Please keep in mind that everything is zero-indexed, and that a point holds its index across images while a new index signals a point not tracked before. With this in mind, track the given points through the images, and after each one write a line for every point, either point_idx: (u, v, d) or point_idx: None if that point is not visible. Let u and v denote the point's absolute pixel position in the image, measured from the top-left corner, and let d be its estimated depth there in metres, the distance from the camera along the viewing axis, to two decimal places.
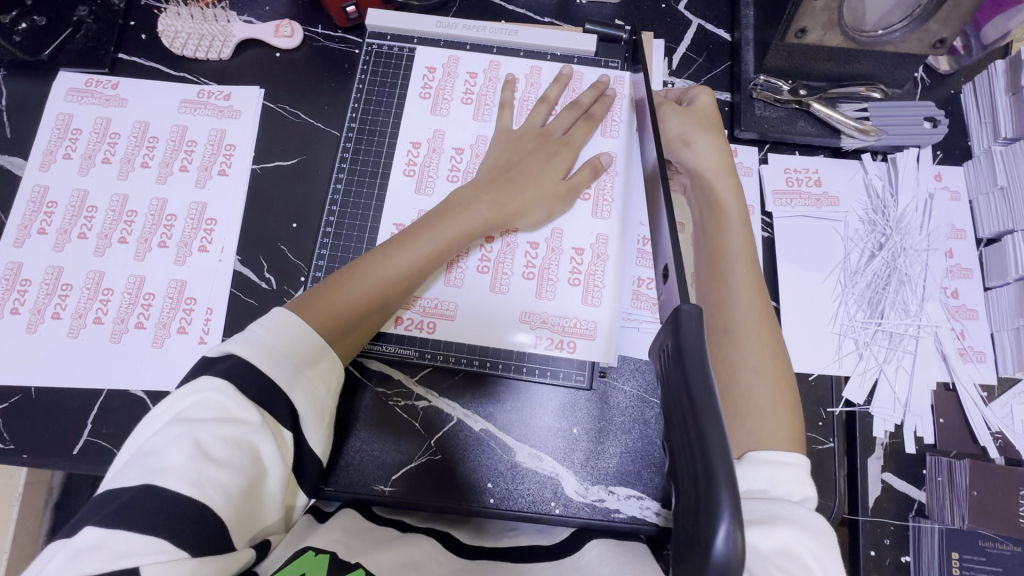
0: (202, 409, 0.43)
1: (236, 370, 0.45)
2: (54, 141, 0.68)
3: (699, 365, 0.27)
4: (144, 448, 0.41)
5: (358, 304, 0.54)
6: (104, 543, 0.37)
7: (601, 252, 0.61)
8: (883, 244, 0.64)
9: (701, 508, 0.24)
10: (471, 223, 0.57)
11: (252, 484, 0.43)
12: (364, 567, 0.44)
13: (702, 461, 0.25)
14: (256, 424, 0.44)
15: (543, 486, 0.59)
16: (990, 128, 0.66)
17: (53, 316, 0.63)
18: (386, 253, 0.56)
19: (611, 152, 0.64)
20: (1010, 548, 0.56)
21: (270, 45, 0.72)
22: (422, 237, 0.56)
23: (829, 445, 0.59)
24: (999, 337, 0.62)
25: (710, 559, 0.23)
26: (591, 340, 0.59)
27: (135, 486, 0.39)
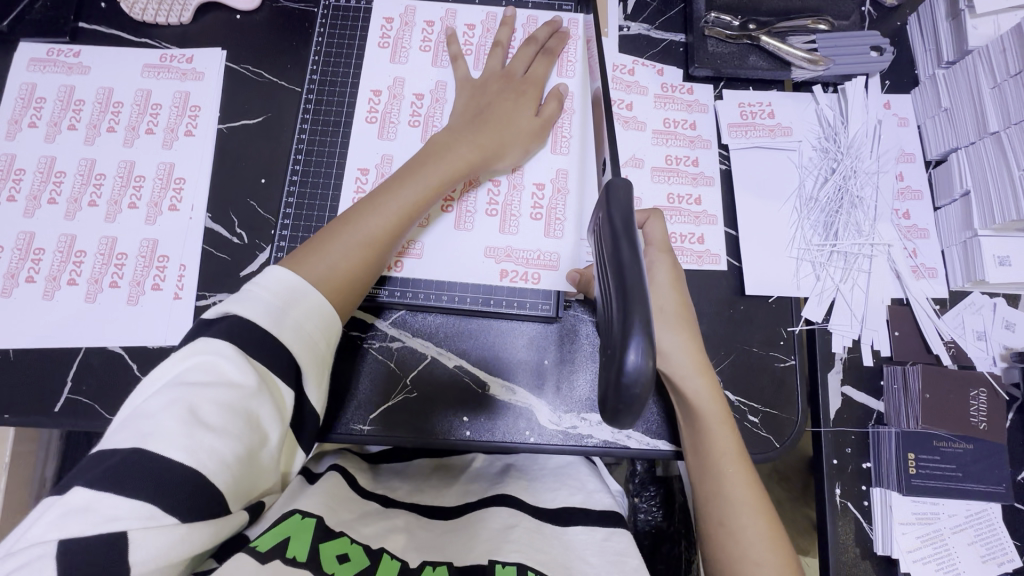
0: (201, 372, 0.43)
1: (232, 330, 0.46)
2: (18, 110, 0.68)
3: (626, 235, 0.33)
4: (140, 411, 0.41)
5: (352, 251, 0.54)
6: (92, 506, 0.37)
7: (561, 186, 0.64)
8: (836, 168, 0.66)
9: (619, 335, 0.30)
10: (454, 163, 0.58)
11: (251, 449, 0.43)
12: (348, 535, 0.50)
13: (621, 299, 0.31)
14: (252, 388, 0.44)
15: (517, 417, 0.60)
16: (934, 54, 0.68)
17: (28, 279, 0.63)
18: (373, 201, 0.56)
19: (569, 91, 0.67)
20: (962, 446, 0.59)
21: (229, 7, 0.72)
22: (409, 183, 0.57)
23: (790, 362, 0.62)
24: (949, 253, 0.65)
25: (625, 373, 0.30)
26: (554, 270, 0.62)
27: (124, 450, 0.39)
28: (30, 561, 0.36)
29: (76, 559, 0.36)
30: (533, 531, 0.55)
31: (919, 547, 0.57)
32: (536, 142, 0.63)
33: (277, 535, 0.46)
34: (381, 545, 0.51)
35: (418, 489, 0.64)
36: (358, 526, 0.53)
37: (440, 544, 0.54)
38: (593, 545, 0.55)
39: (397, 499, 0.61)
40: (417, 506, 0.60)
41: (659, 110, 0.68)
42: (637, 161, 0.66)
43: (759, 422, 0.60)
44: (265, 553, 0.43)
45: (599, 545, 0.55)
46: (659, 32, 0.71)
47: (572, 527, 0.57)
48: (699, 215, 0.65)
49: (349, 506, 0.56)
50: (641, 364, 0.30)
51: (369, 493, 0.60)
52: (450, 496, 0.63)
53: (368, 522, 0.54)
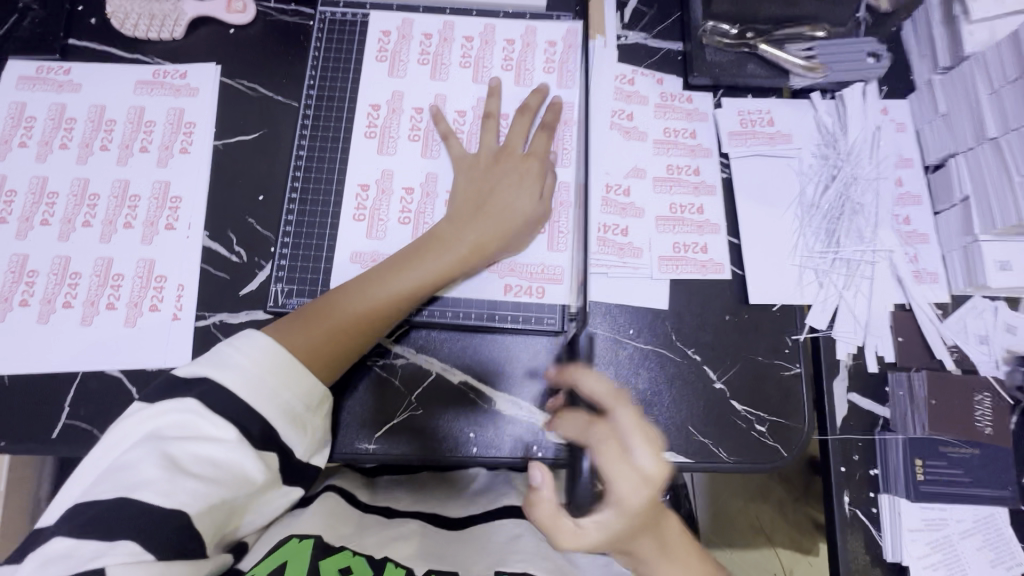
0: (178, 428, 0.45)
1: (211, 393, 0.46)
2: (8, 130, 0.67)
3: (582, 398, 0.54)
4: (119, 462, 0.43)
5: (337, 331, 0.54)
6: (72, 553, 0.39)
7: (563, 198, 0.64)
8: (836, 175, 0.67)
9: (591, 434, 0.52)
10: (448, 262, 0.57)
11: (230, 498, 0.45)
12: (350, 549, 0.51)
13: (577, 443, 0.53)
14: (233, 441, 0.45)
15: (524, 432, 0.60)
16: (929, 59, 0.68)
17: (22, 303, 0.62)
18: (363, 286, 0.56)
19: (569, 102, 0.67)
20: (969, 451, 0.59)
21: (222, 21, 0.71)
22: (401, 277, 0.56)
23: (795, 370, 0.62)
24: (950, 257, 0.65)
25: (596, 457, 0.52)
26: (557, 283, 0.62)
27: (109, 500, 0.41)
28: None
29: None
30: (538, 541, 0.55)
31: (928, 553, 0.58)
32: (536, 227, 0.61)
33: (273, 561, 0.46)
34: (384, 553, 0.52)
35: (419, 500, 0.64)
36: (362, 542, 0.53)
37: (446, 552, 0.54)
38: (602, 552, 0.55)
39: (401, 509, 0.61)
40: (422, 513, 0.61)
41: (659, 119, 0.68)
42: (639, 172, 0.66)
43: (766, 431, 0.60)
44: None
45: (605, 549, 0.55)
46: (657, 41, 0.71)
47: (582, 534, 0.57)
48: (702, 224, 0.65)
49: (349, 523, 0.56)
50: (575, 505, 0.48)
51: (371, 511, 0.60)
52: (454, 506, 0.63)
53: (370, 535, 0.55)
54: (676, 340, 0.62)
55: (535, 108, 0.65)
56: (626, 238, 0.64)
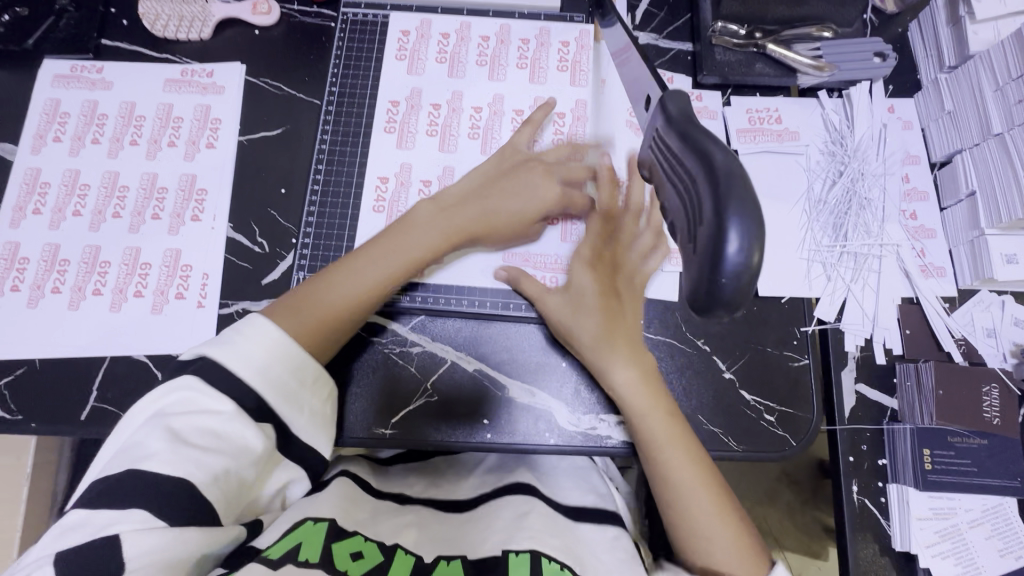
0: (180, 406, 0.46)
1: (208, 371, 0.47)
2: (44, 125, 0.70)
3: (691, 128, 0.32)
4: (127, 442, 0.45)
5: (326, 316, 0.55)
6: (87, 520, 0.41)
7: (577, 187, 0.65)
8: (843, 171, 0.68)
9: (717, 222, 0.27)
10: (436, 241, 0.61)
11: (233, 468, 0.46)
12: (362, 533, 0.53)
13: (710, 181, 0.28)
14: (231, 413, 0.46)
15: (537, 418, 0.62)
16: (935, 59, 0.70)
17: (53, 290, 0.65)
18: (352, 265, 0.58)
19: (580, 101, 0.69)
20: (977, 442, 0.60)
21: (248, 23, 0.74)
22: (390, 254, 0.59)
23: (804, 362, 0.63)
24: (956, 252, 0.66)
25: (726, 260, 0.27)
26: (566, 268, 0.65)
27: (117, 473, 0.43)
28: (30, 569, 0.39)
29: (76, 565, 0.39)
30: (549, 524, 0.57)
31: (936, 542, 0.58)
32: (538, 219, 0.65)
33: (288, 543, 0.48)
34: (395, 540, 0.54)
35: (430, 485, 0.65)
36: (373, 525, 0.55)
37: (455, 538, 0.56)
38: (608, 543, 0.56)
39: (411, 496, 0.62)
40: (432, 501, 0.62)
41: None
42: None
43: (775, 421, 0.61)
44: (276, 561, 0.46)
45: (609, 540, 0.56)
46: (667, 41, 0.73)
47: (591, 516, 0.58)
48: None
49: (364, 507, 0.58)
50: (747, 249, 0.27)
51: (385, 496, 0.62)
52: (464, 489, 0.64)
53: (382, 520, 0.57)
54: (684, 330, 0.63)
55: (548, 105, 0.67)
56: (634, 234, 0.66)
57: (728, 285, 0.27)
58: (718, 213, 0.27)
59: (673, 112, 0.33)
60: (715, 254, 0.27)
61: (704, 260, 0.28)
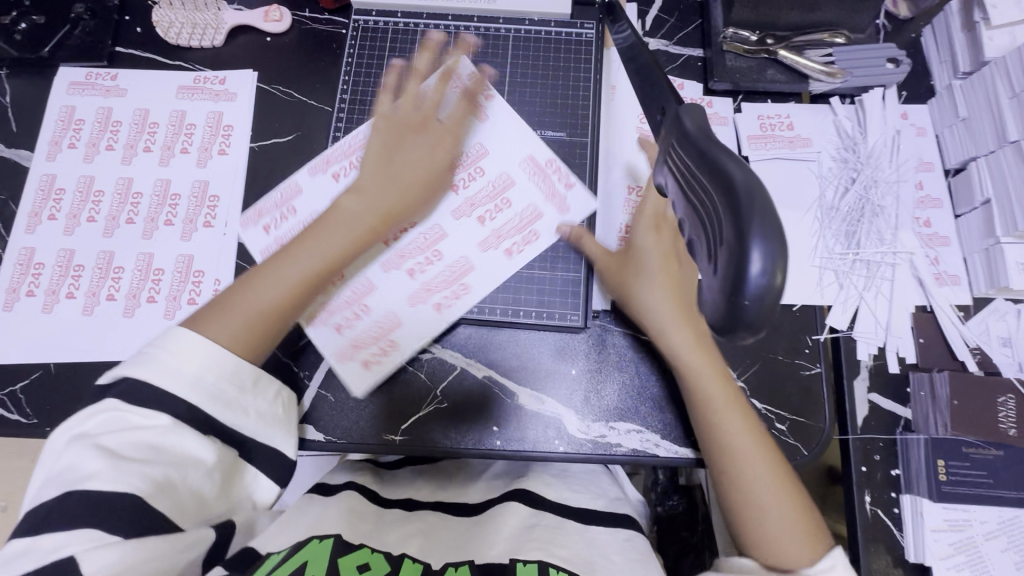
0: (107, 425, 0.45)
1: (127, 388, 0.47)
2: (59, 132, 0.71)
3: (711, 149, 0.32)
4: (60, 466, 0.44)
5: (252, 319, 0.52)
6: (30, 547, 0.40)
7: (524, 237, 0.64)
8: (856, 178, 0.67)
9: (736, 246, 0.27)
10: (361, 228, 0.58)
11: (183, 475, 0.46)
12: (369, 546, 0.52)
13: (729, 200, 0.28)
14: (166, 424, 0.46)
15: (546, 426, 0.62)
16: (949, 65, 0.69)
17: (68, 295, 0.65)
18: (275, 266, 0.55)
19: (528, 159, 0.67)
20: (993, 453, 0.59)
21: (260, 30, 0.75)
22: (317, 247, 0.56)
23: (816, 370, 0.62)
24: (971, 260, 0.65)
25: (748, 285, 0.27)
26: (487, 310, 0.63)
27: (53, 497, 0.42)
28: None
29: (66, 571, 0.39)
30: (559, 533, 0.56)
31: (952, 554, 0.57)
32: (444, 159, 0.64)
33: (295, 561, 0.47)
34: (402, 550, 0.53)
35: (436, 490, 0.66)
36: (381, 536, 0.55)
37: (462, 543, 0.56)
38: (615, 546, 0.56)
39: (418, 501, 0.63)
40: (439, 506, 0.63)
41: None
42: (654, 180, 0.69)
43: (786, 430, 0.61)
44: None
45: (620, 544, 0.57)
46: (678, 47, 0.73)
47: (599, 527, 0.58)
48: None
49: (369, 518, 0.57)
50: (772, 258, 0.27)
51: (392, 503, 0.62)
52: (472, 493, 0.65)
53: (390, 531, 0.57)
54: None
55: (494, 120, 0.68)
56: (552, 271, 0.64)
57: (752, 305, 0.27)
58: (741, 230, 0.27)
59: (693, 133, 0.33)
60: (738, 272, 0.27)
61: (731, 278, 0.28)
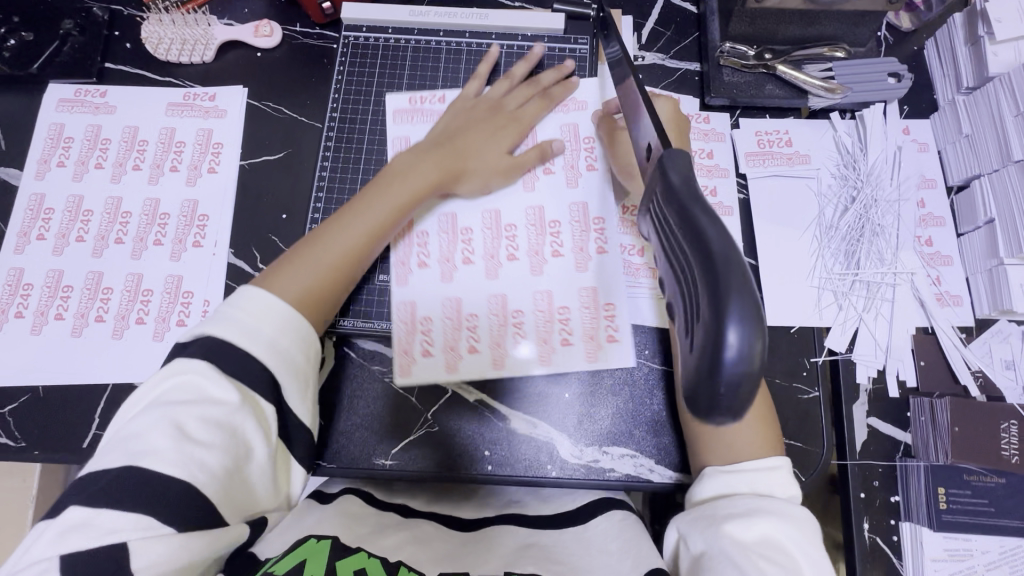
0: (182, 393, 0.45)
1: (209, 347, 0.48)
2: (48, 150, 0.70)
3: (691, 196, 0.27)
4: (124, 433, 0.43)
5: (313, 287, 0.55)
6: (90, 521, 0.39)
7: (590, 304, 0.63)
8: (856, 197, 0.66)
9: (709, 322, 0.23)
10: (416, 185, 0.62)
11: (239, 459, 0.45)
12: (365, 549, 0.50)
13: (706, 276, 0.24)
14: (235, 403, 0.46)
15: (539, 451, 0.61)
16: (952, 79, 0.67)
17: (57, 316, 0.65)
18: (340, 222, 0.59)
19: (581, 203, 0.67)
20: (994, 480, 0.58)
21: (251, 45, 0.74)
22: (375, 204, 0.60)
23: (814, 394, 0.61)
24: (974, 280, 0.64)
25: (724, 366, 0.23)
26: (547, 364, 0.62)
27: (115, 469, 0.41)
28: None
29: None
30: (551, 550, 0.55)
31: None
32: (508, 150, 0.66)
33: (292, 560, 0.46)
34: (398, 557, 0.51)
35: (434, 500, 0.64)
36: (377, 539, 0.53)
37: (455, 555, 0.55)
38: (611, 533, 0.56)
39: (415, 509, 0.62)
40: (435, 516, 0.61)
41: None
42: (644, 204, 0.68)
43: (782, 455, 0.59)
44: None
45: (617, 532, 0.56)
46: (674, 61, 0.71)
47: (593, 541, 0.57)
48: None
49: (366, 521, 0.56)
50: (748, 347, 0.23)
51: (390, 508, 0.61)
52: (467, 506, 0.64)
53: (386, 534, 0.55)
54: None
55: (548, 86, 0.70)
56: (617, 344, 0.62)
57: (725, 397, 0.24)
58: (718, 317, 0.23)
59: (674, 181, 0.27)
60: (712, 364, 0.23)
61: (703, 368, 0.24)
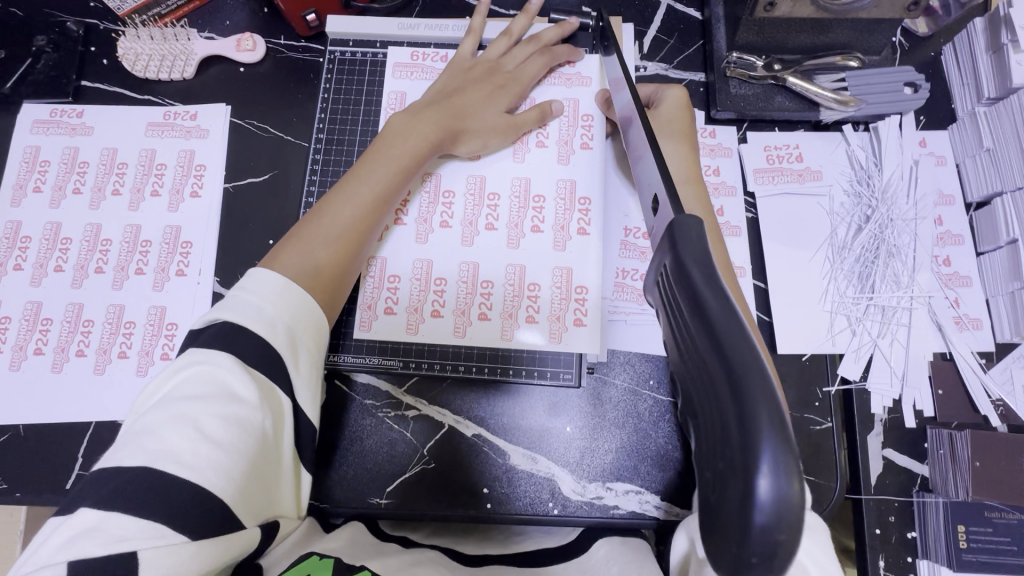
0: (198, 383, 0.40)
1: (225, 335, 0.43)
2: (23, 175, 0.67)
3: (706, 279, 0.23)
4: (136, 428, 0.38)
5: (317, 260, 0.51)
6: (99, 526, 0.34)
7: (562, 286, 0.60)
8: (870, 216, 0.63)
9: (737, 456, 0.19)
10: (415, 146, 0.58)
11: (256, 462, 0.40)
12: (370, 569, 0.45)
13: (726, 390, 0.20)
14: (255, 402, 0.41)
15: (540, 488, 0.58)
16: (973, 89, 0.64)
17: (37, 351, 0.62)
18: (342, 191, 0.55)
19: (570, 179, 0.63)
20: (1016, 517, 0.56)
21: (233, 59, 0.70)
22: (375, 168, 0.56)
23: (827, 425, 0.58)
24: (995, 302, 0.61)
25: (756, 510, 0.19)
26: (508, 341, 0.59)
27: (133, 468, 0.36)
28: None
29: None
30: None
31: None
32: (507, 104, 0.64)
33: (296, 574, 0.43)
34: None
35: (437, 532, 0.61)
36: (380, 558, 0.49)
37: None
38: (613, 556, 0.52)
39: (416, 539, 0.57)
40: (439, 546, 0.56)
41: None
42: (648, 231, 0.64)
43: None
44: None
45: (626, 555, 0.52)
46: (678, 71, 0.68)
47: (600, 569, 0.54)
48: None
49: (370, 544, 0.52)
50: (784, 489, 0.19)
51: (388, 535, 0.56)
52: (471, 540, 0.59)
53: (389, 553, 0.51)
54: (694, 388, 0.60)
55: (551, 43, 0.67)
56: (583, 329, 0.59)
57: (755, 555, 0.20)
58: (745, 446, 0.20)
59: (686, 254, 0.24)
60: (738, 505, 0.20)
61: (729, 511, 0.20)
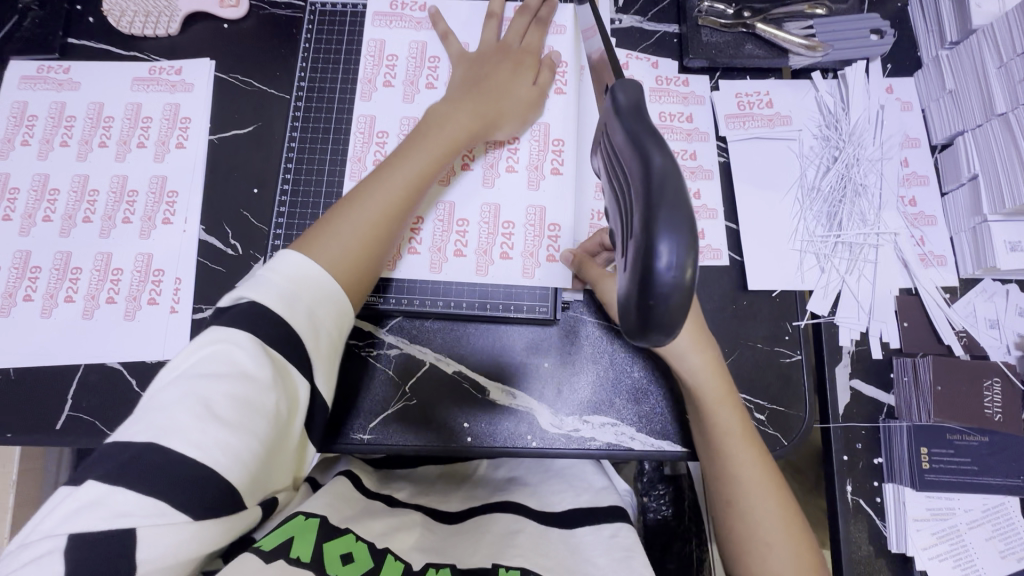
0: (213, 361, 0.41)
1: (246, 314, 0.44)
2: (10, 129, 0.68)
3: (639, 119, 0.29)
4: (151, 403, 0.39)
5: (352, 247, 0.51)
6: (104, 500, 0.35)
7: (535, 223, 0.62)
8: (838, 156, 0.65)
9: (646, 233, 0.25)
10: (452, 136, 0.57)
11: (269, 445, 0.41)
12: (354, 532, 0.47)
13: (643, 192, 0.26)
14: (268, 382, 0.41)
15: (519, 421, 0.60)
16: (936, 35, 0.66)
17: (25, 298, 0.64)
18: (379, 177, 0.54)
19: (544, 123, 0.65)
20: (976, 439, 0.58)
21: (216, 16, 0.72)
22: (411, 159, 0.55)
23: (796, 357, 0.60)
24: (958, 239, 0.63)
25: (659, 277, 0.25)
26: (482, 276, 0.61)
27: (138, 444, 0.37)
28: (40, 557, 0.34)
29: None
30: (538, 537, 0.52)
31: (933, 544, 0.56)
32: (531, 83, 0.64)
33: (281, 535, 0.42)
34: (386, 545, 0.48)
35: (421, 493, 0.62)
36: (366, 522, 0.50)
37: (445, 547, 0.51)
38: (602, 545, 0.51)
39: (401, 500, 0.58)
40: (422, 508, 0.58)
41: (655, 103, 0.66)
42: None
43: (765, 420, 0.58)
44: (268, 552, 0.40)
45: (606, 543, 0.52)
46: (652, 23, 0.69)
47: (580, 529, 0.54)
48: (700, 209, 0.63)
49: (353, 501, 0.53)
50: (679, 257, 0.25)
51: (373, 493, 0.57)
52: (455, 501, 0.61)
53: (373, 518, 0.51)
54: None
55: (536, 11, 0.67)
56: (556, 265, 0.61)
57: (660, 305, 0.26)
58: (650, 228, 0.25)
59: (621, 103, 0.30)
60: (644, 270, 0.25)
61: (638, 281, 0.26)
